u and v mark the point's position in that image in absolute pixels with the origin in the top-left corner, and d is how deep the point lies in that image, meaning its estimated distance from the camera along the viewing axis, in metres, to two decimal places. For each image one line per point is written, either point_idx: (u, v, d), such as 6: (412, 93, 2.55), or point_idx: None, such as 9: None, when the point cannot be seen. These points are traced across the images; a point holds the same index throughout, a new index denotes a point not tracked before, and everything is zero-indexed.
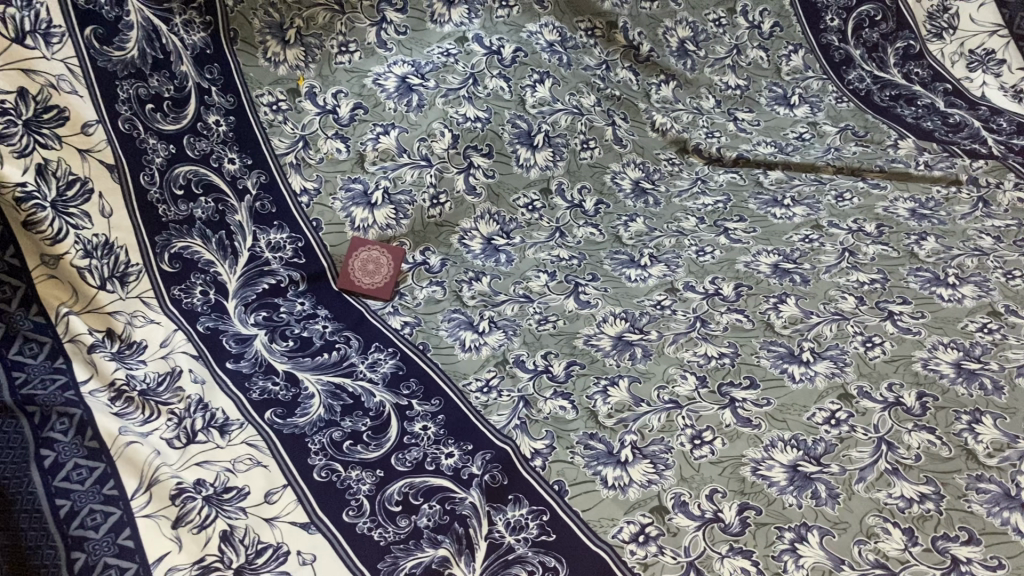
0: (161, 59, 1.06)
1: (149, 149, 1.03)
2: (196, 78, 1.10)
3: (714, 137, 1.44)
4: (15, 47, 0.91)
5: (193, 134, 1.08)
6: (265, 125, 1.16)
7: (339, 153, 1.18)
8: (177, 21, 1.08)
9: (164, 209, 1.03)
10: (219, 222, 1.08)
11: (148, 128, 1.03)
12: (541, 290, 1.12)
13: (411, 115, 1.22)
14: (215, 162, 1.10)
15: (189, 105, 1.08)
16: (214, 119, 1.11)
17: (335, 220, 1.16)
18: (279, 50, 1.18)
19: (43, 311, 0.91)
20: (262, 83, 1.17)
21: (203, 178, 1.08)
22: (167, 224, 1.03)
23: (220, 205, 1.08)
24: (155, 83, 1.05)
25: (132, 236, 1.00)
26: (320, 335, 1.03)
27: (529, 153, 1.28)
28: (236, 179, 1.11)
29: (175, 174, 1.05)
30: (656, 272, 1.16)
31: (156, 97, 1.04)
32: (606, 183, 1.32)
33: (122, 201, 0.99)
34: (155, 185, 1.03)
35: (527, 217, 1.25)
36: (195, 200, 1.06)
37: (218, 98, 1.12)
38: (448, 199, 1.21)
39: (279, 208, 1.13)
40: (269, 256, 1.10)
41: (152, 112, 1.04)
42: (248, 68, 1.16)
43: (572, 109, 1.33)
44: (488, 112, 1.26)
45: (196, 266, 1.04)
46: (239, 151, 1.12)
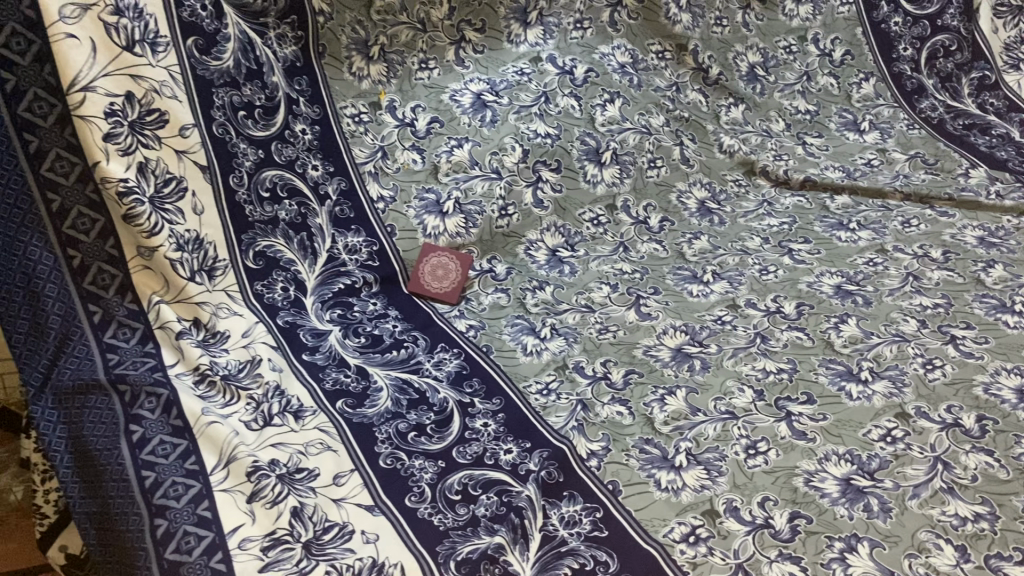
0: (255, 70, 1.12)
1: (240, 153, 1.09)
2: (286, 89, 1.16)
3: (781, 160, 1.46)
4: (125, 54, 0.97)
5: (281, 141, 1.15)
6: (348, 135, 1.22)
7: (415, 163, 1.24)
8: (271, 35, 1.15)
9: (251, 209, 1.10)
10: (300, 224, 1.14)
11: (240, 134, 1.10)
12: (603, 301, 1.16)
13: (484, 130, 1.27)
14: (300, 168, 1.16)
15: (279, 114, 1.15)
16: (301, 128, 1.17)
17: (408, 226, 1.21)
18: (363, 66, 1.24)
19: (137, 299, 0.99)
20: (346, 95, 1.23)
21: (288, 182, 1.14)
22: (253, 223, 1.10)
23: (303, 208, 1.15)
24: (248, 92, 1.11)
25: (221, 233, 1.07)
26: (390, 333, 1.08)
27: (596, 169, 1.31)
28: (319, 184, 1.17)
29: (263, 177, 1.12)
30: (718, 288, 1.18)
31: (248, 104, 1.11)
32: (671, 201, 1.35)
33: (213, 199, 1.06)
34: (244, 186, 1.09)
35: (592, 231, 1.28)
36: (280, 202, 1.13)
37: (305, 108, 1.18)
38: (516, 211, 1.25)
39: (356, 213, 1.19)
40: (346, 258, 1.16)
41: (244, 118, 1.10)
42: (334, 82, 1.22)
43: (640, 128, 1.36)
44: (558, 129, 1.30)
45: (278, 264, 1.11)
46: (323, 159, 1.19)
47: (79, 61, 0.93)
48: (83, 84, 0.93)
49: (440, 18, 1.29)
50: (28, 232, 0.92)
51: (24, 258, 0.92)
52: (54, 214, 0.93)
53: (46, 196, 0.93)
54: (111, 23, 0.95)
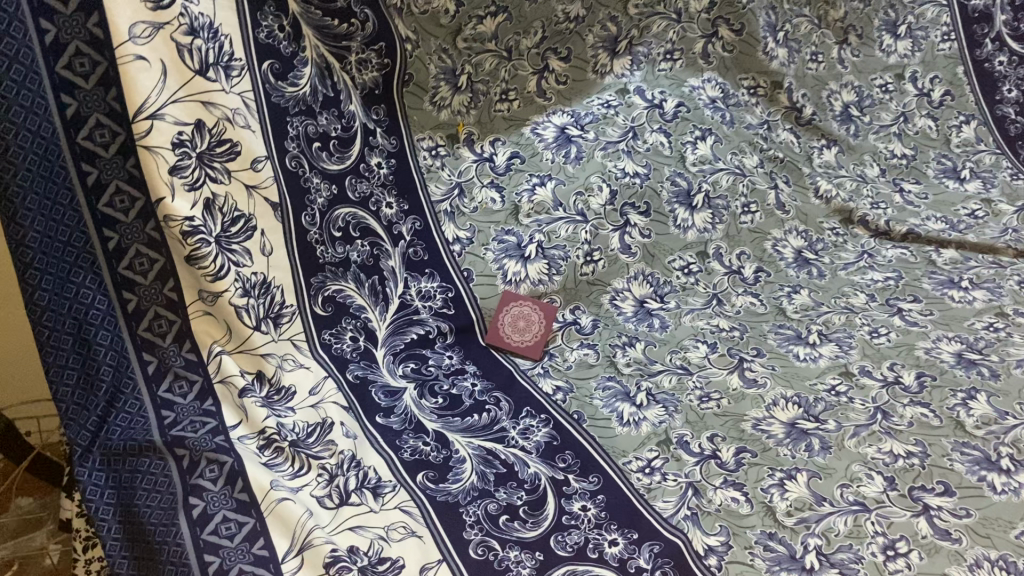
0: (331, 98, 1.03)
1: (313, 188, 1.00)
2: (363, 119, 1.07)
3: (879, 209, 1.35)
4: (197, 79, 0.87)
5: (356, 175, 1.05)
6: (424, 169, 1.13)
7: (494, 203, 1.15)
8: (351, 60, 1.05)
9: (321, 249, 1.00)
10: (372, 266, 1.05)
11: (313, 167, 1.00)
12: (701, 362, 1.05)
13: (569, 166, 1.17)
14: (374, 205, 1.07)
15: (354, 145, 1.05)
16: (376, 161, 1.08)
17: (486, 271, 1.11)
18: (446, 96, 1.15)
19: (196, 347, 0.89)
20: (424, 126, 1.14)
21: (361, 221, 1.05)
22: (324, 266, 1.00)
23: (375, 249, 1.06)
24: (325, 121, 1.02)
25: (288, 276, 0.97)
26: (469, 394, 0.98)
27: (687, 214, 1.21)
28: (392, 224, 1.08)
29: (336, 215, 1.02)
30: (827, 352, 1.08)
31: (324, 135, 1.01)
32: (766, 249, 1.24)
33: (283, 239, 0.97)
34: (314, 225, 1.00)
35: (682, 281, 1.17)
36: (352, 242, 1.03)
37: (381, 141, 1.09)
38: (602, 257, 1.14)
39: (431, 255, 1.10)
40: (419, 305, 1.06)
41: (318, 151, 1.01)
42: (413, 112, 1.14)
43: (734, 169, 1.26)
44: (647, 168, 1.20)
45: (347, 311, 1.01)
46: (397, 196, 1.09)
47: (148, 86, 0.83)
48: (152, 112, 0.83)
49: (529, 47, 1.19)
50: (81, 272, 0.82)
51: (77, 301, 0.82)
52: (110, 253, 0.83)
53: (103, 234, 0.83)
54: (184, 44, 0.85)
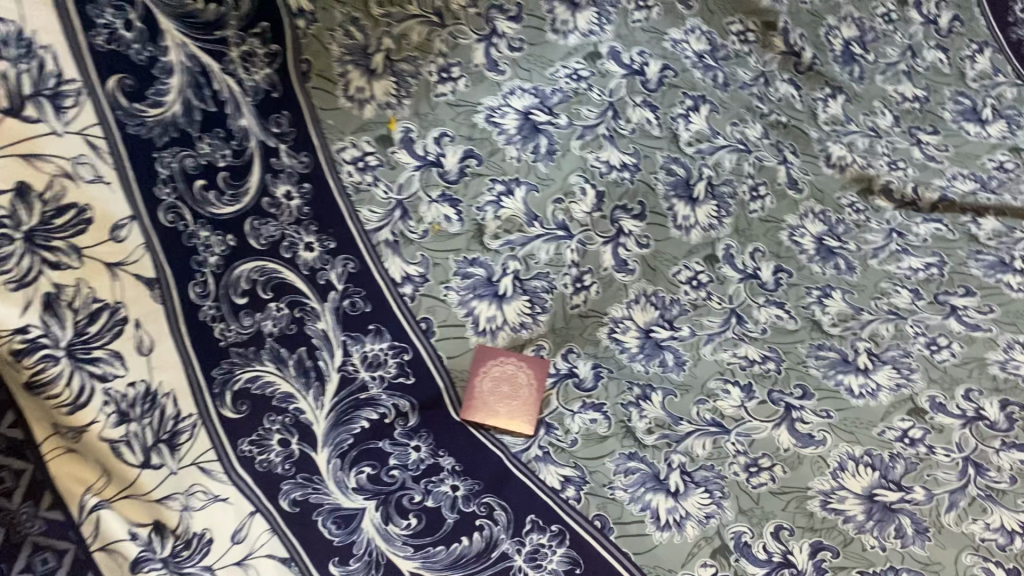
0: (215, 113, 0.74)
1: (201, 245, 0.72)
2: (260, 135, 0.78)
3: (899, 170, 1.12)
4: (9, 121, 0.58)
5: (259, 216, 0.77)
6: (350, 191, 0.84)
7: (450, 223, 0.86)
8: (232, 56, 0.77)
9: (221, 329, 0.73)
10: (296, 335, 0.77)
11: (198, 216, 0.72)
12: (736, 414, 0.83)
13: (539, 166, 0.91)
14: (288, 252, 0.79)
15: (252, 173, 0.77)
16: (284, 190, 0.80)
17: (451, 318, 0.84)
18: (364, 85, 0.86)
19: (59, 502, 0.59)
20: (344, 132, 0.85)
21: (273, 277, 0.77)
22: (229, 350, 0.73)
23: (297, 311, 0.78)
24: (209, 148, 0.73)
25: (182, 376, 0.69)
26: (451, 505, 0.73)
27: (688, 209, 0.96)
28: (317, 271, 0.80)
29: (237, 277, 0.74)
30: (885, 380, 0.87)
31: (209, 168, 0.73)
32: (782, 241, 1.00)
33: (167, 327, 0.68)
34: (208, 298, 0.72)
35: (692, 297, 0.93)
36: (263, 308, 0.76)
37: (287, 160, 0.80)
38: (594, 281, 0.89)
39: (374, 305, 0.82)
40: (366, 377, 0.79)
41: (203, 190, 0.72)
42: (325, 114, 0.84)
43: (737, 144, 1.01)
44: (637, 156, 0.95)
45: (270, 404, 0.74)
46: (319, 232, 0.81)
47: None
48: None
49: (462, 6, 0.92)
50: None
51: None
52: None
53: None
54: None
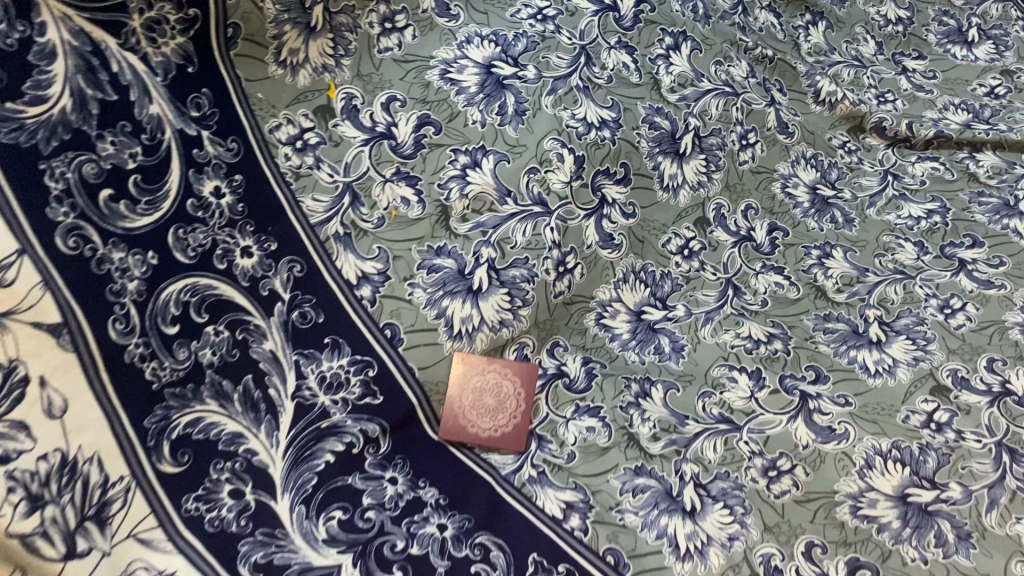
0: (116, 102, 0.61)
1: (117, 270, 0.58)
2: (177, 122, 0.66)
3: (888, 104, 1.02)
4: None
5: (185, 222, 0.64)
6: (290, 177, 0.71)
7: (409, 206, 0.74)
8: (135, 26, 0.64)
9: (153, 368, 0.59)
10: (239, 362, 0.65)
11: (108, 235, 0.58)
12: (747, 408, 0.74)
13: (508, 130, 0.77)
14: (223, 262, 0.66)
15: (172, 170, 0.64)
16: (213, 186, 0.67)
17: (421, 323, 0.71)
18: (299, 47, 0.74)
19: None
20: (276, 105, 0.73)
21: (210, 295, 0.64)
22: (164, 393, 0.60)
23: (239, 333, 0.65)
24: (113, 148, 0.60)
25: (106, 434, 0.56)
26: (440, 551, 0.63)
27: (676, 166, 0.85)
28: (258, 280, 0.67)
29: (166, 302, 0.61)
30: (900, 354, 0.79)
31: (116, 173, 0.60)
32: (775, 194, 0.91)
33: (82, 377, 0.55)
34: (133, 334, 0.58)
35: (683, 269, 0.83)
36: (199, 335, 0.63)
37: (211, 150, 0.68)
38: (578, 262, 0.78)
39: (329, 315, 0.69)
40: (325, 402, 0.67)
41: (111, 201, 0.59)
42: (254, 85, 0.72)
43: (723, 87, 0.90)
44: (616, 109, 0.82)
45: (216, 450, 0.61)
46: (256, 233, 0.69)
47: None
48: None
49: None
50: None
51: None
52: None
53: None
54: None
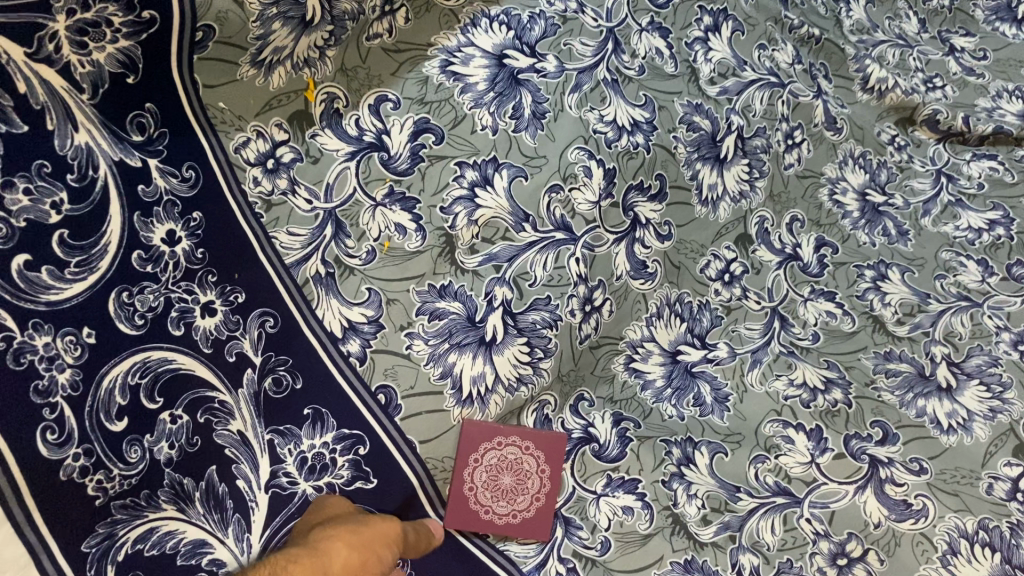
0: (27, 135, 0.44)
1: (44, 362, 0.44)
2: (117, 152, 0.49)
3: (937, 91, 0.87)
4: None
5: (130, 283, 0.49)
6: (262, 208, 0.57)
7: (407, 236, 0.60)
8: (58, 29, 0.45)
9: (96, 481, 0.45)
10: (202, 452, 0.51)
11: (28, 318, 0.43)
12: (805, 475, 0.63)
13: (524, 139, 0.64)
14: (180, 327, 0.51)
15: (112, 215, 0.48)
16: (166, 228, 0.52)
17: (424, 385, 0.59)
18: (287, 46, 0.57)
19: None
20: (243, 116, 0.57)
21: (166, 371, 0.50)
22: (110, 506, 0.46)
23: (200, 415, 0.51)
24: (28, 199, 0.44)
25: (31, 572, 0.42)
26: None
27: (715, 174, 0.72)
28: (222, 342, 0.53)
29: (109, 392, 0.47)
30: (974, 405, 0.66)
31: (33, 232, 0.44)
32: (823, 202, 0.78)
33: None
34: (71, 442, 0.44)
35: (724, 297, 0.71)
36: (151, 426, 0.49)
37: (161, 183, 0.52)
38: (607, 297, 0.66)
39: (308, 381, 0.56)
40: (306, 491, 0.55)
41: (26, 271, 0.44)
42: (215, 93, 0.55)
43: (768, 76, 0.76)
44: (650, 107, 0.69)
45: (174, 565, 0.48)
46: (218, 283, 0.54)
47: None
48: None
49: None
50: None
51: None
52: None
53: None
54: None
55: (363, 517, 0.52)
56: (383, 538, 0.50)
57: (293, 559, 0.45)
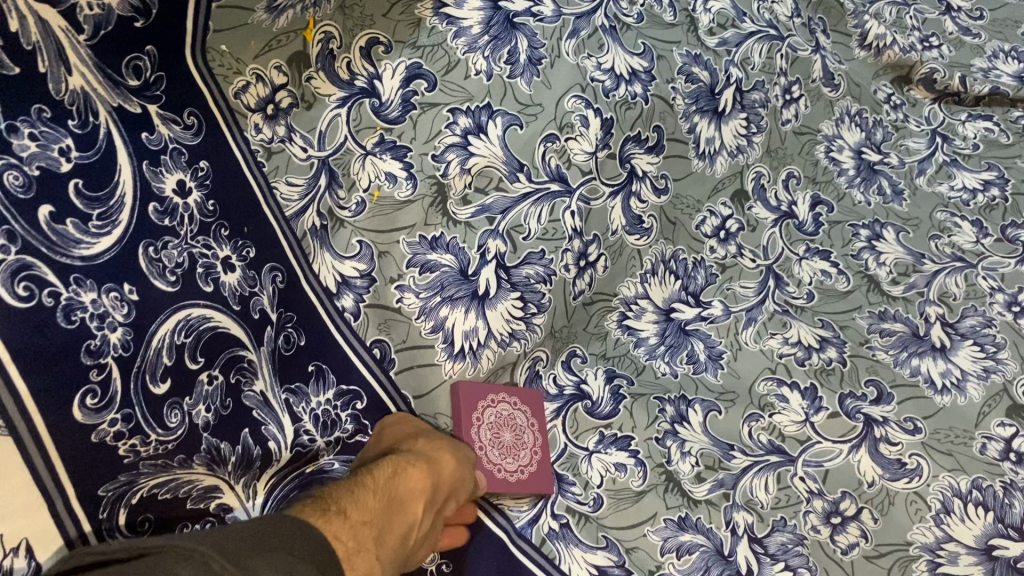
0: (20, 78, 0.38)
1: (94, 318, 0.38)
2: (116, 99, 0.43)
3: (934, 49, 0.85)
4: None
5: (153, 237, 0.43)
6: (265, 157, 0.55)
7: (397, 184, 0.58)
8: None
9: (130, 445, 0.40)
10: (234, 416, 0.47)
11: (67, 273, 0.38)
12: (800, 434, 0.62)
13: (519, 86, 0.61)
14: (208, 283, 0.47)
15: (123, 167, 0.43)
16: (179, 181, 0.47)
17: (414, 338, 0.57)
18: None
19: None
20: (242, 59, 0.54)
21: (202, 331, 0.45)
22: (137, 464, 0.40)
23: (232, 375, 0.47)
24: (35, 145, 0.38)
25: (41, 519, 0.35)
26: None
27: (713, 128, 0.71)
28: (246, 300, 0.49)
29: (157, 352, 0.42)
30: (970, 365, 0.65)
31: (53, 185, 0.38)
32: (819, 160, 0.77)
33: (17, 453, 0.34)
34: (110, 407, 0.39)
35: (718, 255, 0.71)
36: (191, 388, 0.44)
37: (165, 132, 0.47)
38: (602, 253, 0.64)
39: (311, 338, 0.54)
40: (321, 446, 0.52)
41: (54, 225, 0.38)
42: (219, 37, 0.52)
43: (767, 28, 0.75)
44: (648, 56, 0.67)
45: (184, 511, 0.43)
46: (232, 236, 0.50)
47: None
48: None
49: None
50: None
51: None
52: None
53: None
54: None
55: (444, 433, 0.55)
56: (467, 456, 0.53)
57: (407, 464, 0.47)
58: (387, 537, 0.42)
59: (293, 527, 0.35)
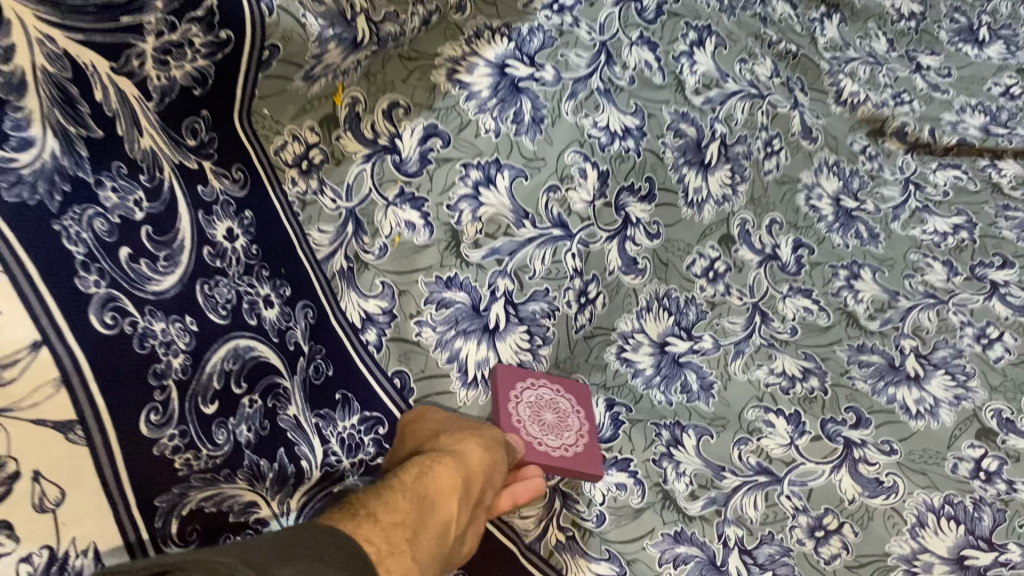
0: (103, 140, 0.44)
1: (161, 346, 0.43)
2: (177, 155, 0.50)
3: (905, 106, 0.93)
4: None
5: (207, 275, 0.49)
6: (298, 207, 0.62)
7: (415, 232, 0.65)
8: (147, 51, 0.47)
9: (186, 459, 0.44)
10: (271, 436, 0.52)
11: (142, 304, 0.43)
12: (786, 456, 0.67)
13: (524, 142, 0.69)
14: (252, 317, 0.52)
15: (183, 218, 0.48)
16: (226, 227, 0.53)
17: (431, 368, 0.64)
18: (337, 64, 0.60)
19: None
20: (281, 121, 0.61)
21: (250, 357, 0.51)
22: (189, 476, 0.45)
23: (270, 400, 0.52)
24: (116, 196, 0.44)
25: (108, 520, 0.40)
26: None
27: (700, 179, 0.78)
28: (283, 333, 0.55)
29: (208, 376, 0.47)
30: (941, 392, 0.71)
31: (131, 230, 0.44)
32: (800, 207, 0.83)
33: (92, 464, 0.39)
34: (169, 424, 0.43)
35: (707, 293, 0.77)
36: (235, 410, 0.49)
37: (216, 185, 0.53)
38: (601, 291, 0.71)
39: (338, 368, 0.59)
40: (346, 466, 0.57)
41: (132, 264, 0.43)
42: (265, 102, 0.59)
43: (748, 88, 0.82)
44: (640, 115, 0.75)
45: (227, 522, 0.47)
46: (271, 277, 0.56)
47: None
48: None
49: None
50: None
51: None
52: None
53: None
54: None
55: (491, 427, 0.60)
56: (497, 444, 0.57)
57: (439, 462, 0.51)
58: (422, 535, 0.45)
59: (321, 533, 0.39)
